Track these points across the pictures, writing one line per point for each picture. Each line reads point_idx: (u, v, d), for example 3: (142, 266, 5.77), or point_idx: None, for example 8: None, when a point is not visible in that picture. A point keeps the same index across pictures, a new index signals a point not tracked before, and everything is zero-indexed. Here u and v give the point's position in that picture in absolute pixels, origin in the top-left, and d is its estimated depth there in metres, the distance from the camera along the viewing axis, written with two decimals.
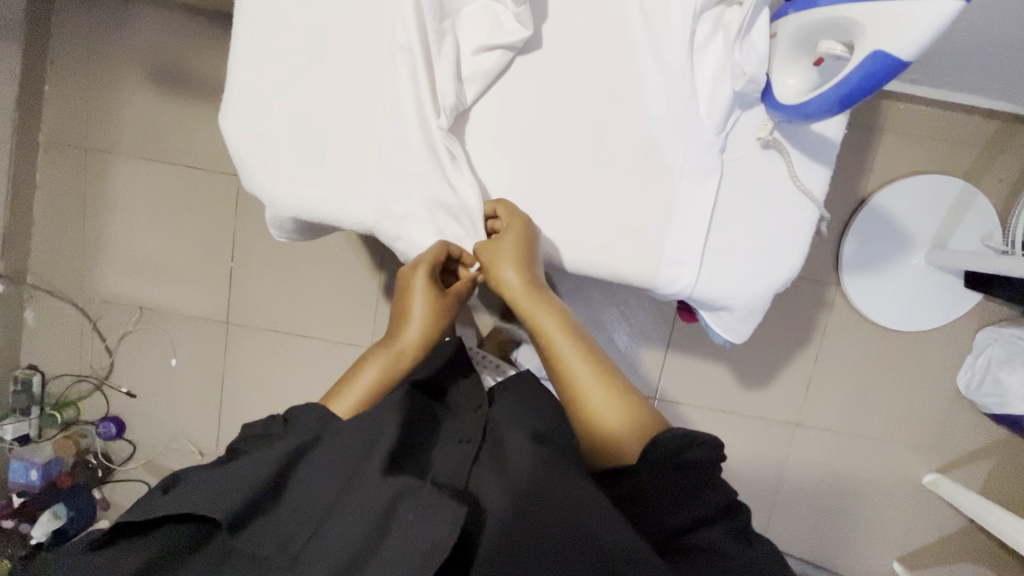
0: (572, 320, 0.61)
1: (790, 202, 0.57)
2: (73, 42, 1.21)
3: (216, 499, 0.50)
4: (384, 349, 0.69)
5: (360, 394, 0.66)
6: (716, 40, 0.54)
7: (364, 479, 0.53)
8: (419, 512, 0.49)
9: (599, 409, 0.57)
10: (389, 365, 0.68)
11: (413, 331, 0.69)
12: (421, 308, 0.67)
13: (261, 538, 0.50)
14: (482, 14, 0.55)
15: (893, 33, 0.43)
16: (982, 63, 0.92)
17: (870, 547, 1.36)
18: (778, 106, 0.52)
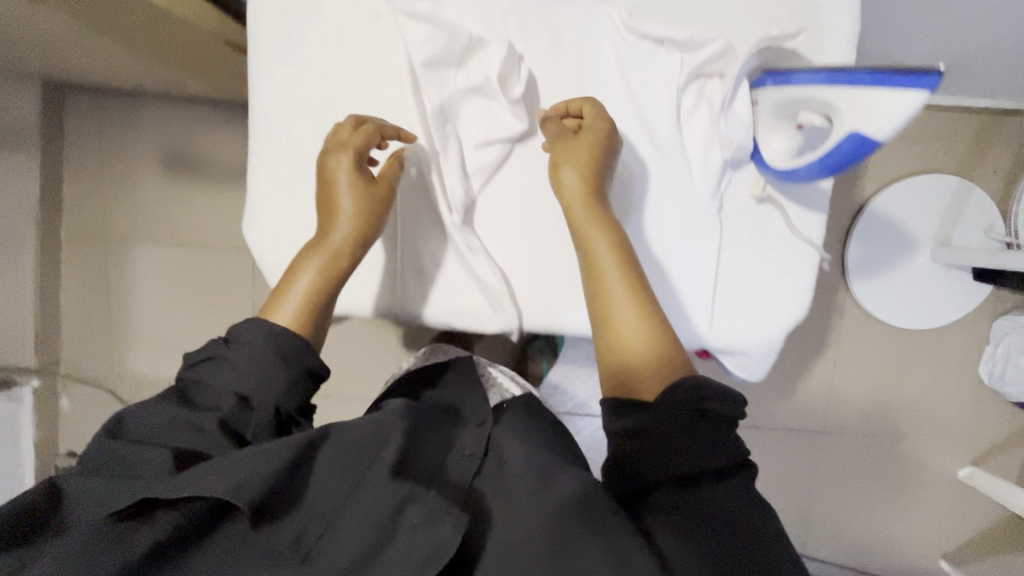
0: (627, 249, 0.54)
1: (791, 249, 0.59)
2: (86, 138, 1.25)
3: (239, 484, 0.43)
4: (313, 247, 0.57)
5: (301, 302, 0.56)
6: (701, 110, 0.56)
7: (371, 477, 0.48)
8: (427, 517, 0.45)
9: (626, 319, 0.51)
10: (325, 268, 0.57)
11: (342, 229, 0.57)
12: (347, 203, 0.56)
13: (280, 527, 0.44)
14: (480, 110, 0.59)
15: (869, 115, 0.46)
16: (968, 69, 0.94)
17: (914, 547, 1.33)
18: (767, 168, 0.54)
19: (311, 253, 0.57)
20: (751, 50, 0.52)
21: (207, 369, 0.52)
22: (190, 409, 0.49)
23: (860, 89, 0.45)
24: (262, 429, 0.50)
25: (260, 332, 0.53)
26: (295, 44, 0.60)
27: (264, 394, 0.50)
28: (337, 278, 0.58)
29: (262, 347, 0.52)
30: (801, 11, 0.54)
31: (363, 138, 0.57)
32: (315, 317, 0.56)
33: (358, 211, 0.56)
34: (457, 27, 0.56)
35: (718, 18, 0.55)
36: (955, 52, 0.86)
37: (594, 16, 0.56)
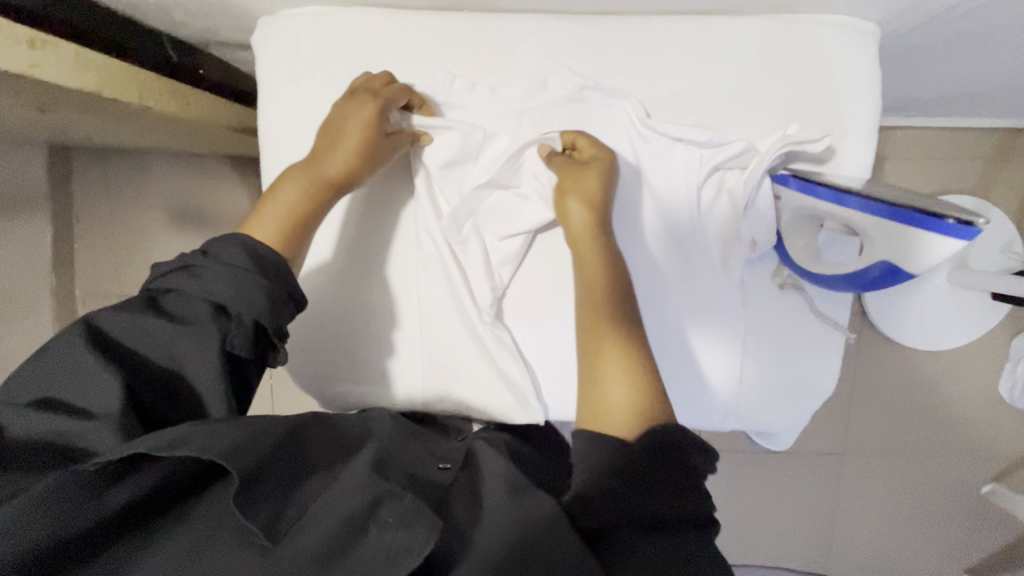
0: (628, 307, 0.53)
1: (816, 332, 0.59)
2: (93, 198, 1.24)
3: (229, 450, 0.39)
4: (299, 171, 0.54)
5: (281, 224, 0.52)
6: (721, 202, 0.57)
7: (348, 470, 0.44)
8: (404, 514, 0.41)
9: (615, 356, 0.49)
10: (309, 196, 0.53)
11: (338, 163, 0.54)
12: (351, 137, 0.53)
13: (259, 505, 0.39)
14: (503, 205, 0.60)
15: (901, 249, 0.49)
16: (983, 100, 0.91)
17: (937, 563, 1.33)
18: (795, 265, 0.55)
19: (298, 173, 0.54)
20: (775, 150, 0.52)
21: (181, 278, 0.48)
22: (170, 324, 0.47)
23: (891, 226, 0.48)
24: (241, 339, 0.47)
25: (242, 246, 0.48)
26: (303, 145, 0.59)
27: (244, 308, 0.47)
28: (317, 215, 0.54)
29: (242, 264, 0.48)
30: (819, 103, 0.55)
31: (393, 94, 0.54)
32: (294, 243, 0.53)
33: (357, 152, 0.54)
34: (486, 114, 0.57)
35: (735, 111, 0.55)
36: (971, 88, 0.83)
37: (609, 112, 0.56)
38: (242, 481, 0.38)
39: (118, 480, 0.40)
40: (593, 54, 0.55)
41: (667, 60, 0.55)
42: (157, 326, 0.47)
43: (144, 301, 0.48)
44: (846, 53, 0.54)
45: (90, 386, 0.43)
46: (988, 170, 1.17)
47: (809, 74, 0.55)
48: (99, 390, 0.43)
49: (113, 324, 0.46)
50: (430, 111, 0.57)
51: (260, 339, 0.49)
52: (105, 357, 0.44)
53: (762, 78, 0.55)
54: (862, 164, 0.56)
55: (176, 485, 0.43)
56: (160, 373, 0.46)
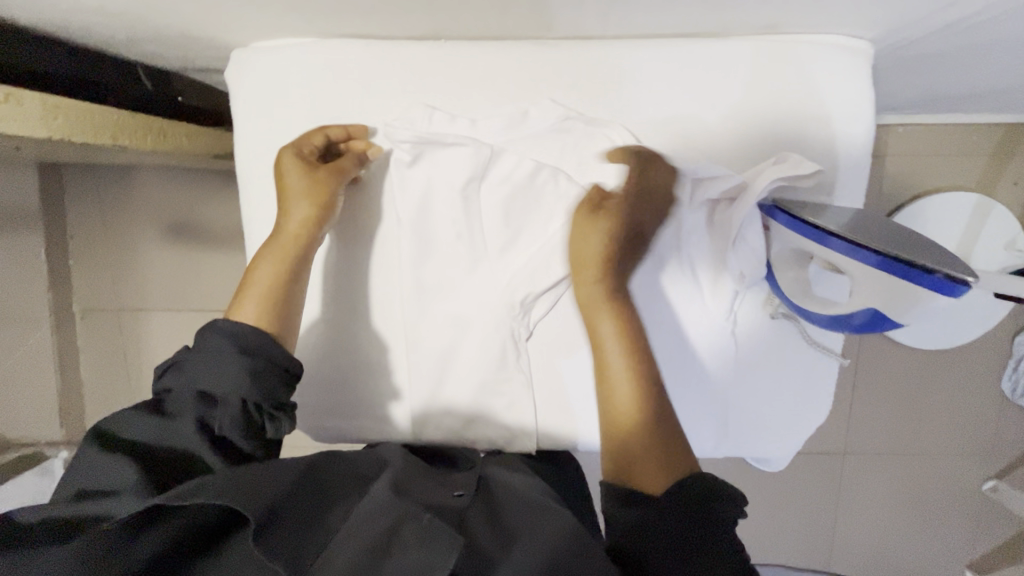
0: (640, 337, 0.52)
1: (808, 360, 0.58)
2: (86, 213, 1.22)
3: (241, 493, 0.39)
4: (268, 242, 0.55)
5: (267, 295, 0.53)
6: (711, 235, 0.55)
7: (364, 500, 0.43)
8: (424, 535, 0.39)
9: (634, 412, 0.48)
10: (283, 257, 0.54)
11: (294, 215, 0.54)
12: (294, 188, 0.54)
13: (281, 537, 0.38)
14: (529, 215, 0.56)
15: (888, 296, 0.45)
16: (990, 99, 0.87)
17: (938, 555, 1.33)
18: (785, 298, 0.53)
19: (268, 247, 0.55)
20: (768, 184, 0.49)
21: (173, 377, 0.49)
22: (169, 422, 0.47)
23: (869, 268, 0.45)
24: (230, 423, 0.46)
25: (215, 330, 0.49)
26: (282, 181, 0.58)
27: (226, 388, 0.47)
28: (300, 270, 0.55)
29: (224, 347, 0.48)
30: (808, 128, 0.53)
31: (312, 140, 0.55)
32: (281, 305, 0.53)
33: (303, 198, 0.54)
34: (481, 147, 0.54)
35: (722, 138, 0.54)
36: (977, 87, 0.79)
37: (594, 141, 0.54)
38: (257, 519, 0.38)
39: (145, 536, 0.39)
40: (573, 80, 0.53)
41: (650, 86, 0.53)
42: (153, 425, 0.47)
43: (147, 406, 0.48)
44: (835, 76, 0.52)
45: (107, 474, 0.44)
46: (994, 165, 1.13)
47: (797, 98, 0.53)
48: (113, 477, 0.43)
49: (121, 429, 0.47)
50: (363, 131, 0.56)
51: (258, 420, 0.48)
52: (113, 456, 0.44)
53: (749, 104, 0.53)
54: (853, 189, 0.55)
55: (206, 534, 0.40)
56: (166, 469, 0.45)
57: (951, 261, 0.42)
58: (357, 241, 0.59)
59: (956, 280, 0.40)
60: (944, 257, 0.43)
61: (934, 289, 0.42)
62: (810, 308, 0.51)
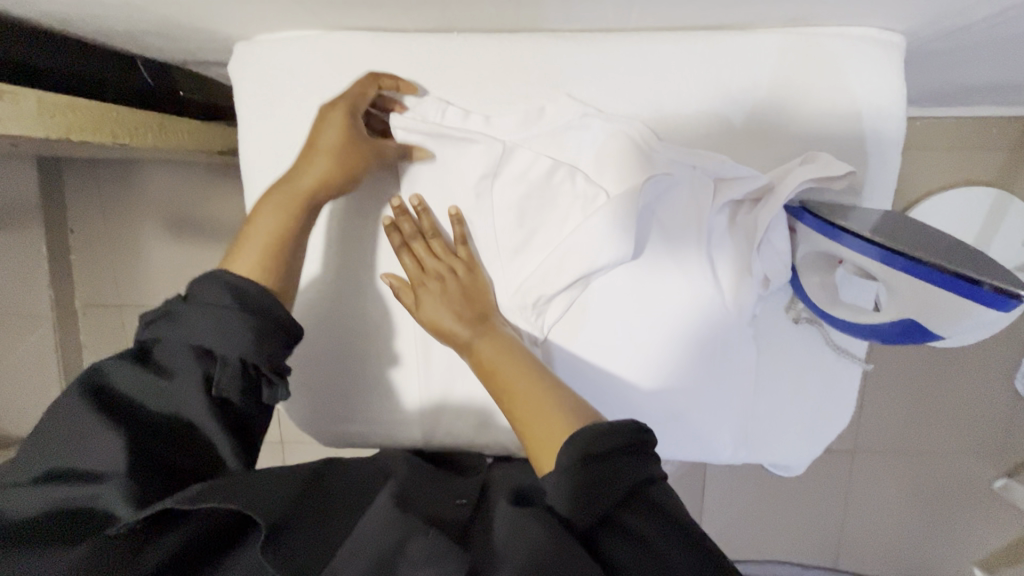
0: (512, 343, 0.50)
1: (829, 365, 0.56)
2: (87, 207, 1.19)
3: (255, 498, 0.39)
4: (279, 185, 0.51)
5: (266, 247, 0.49)
6: (736, 237, 0.52)
7: (370, 514, 0.43)
8: (430, 555, 0.38)
9: (531, 413, 0.43)
10: (295, 208, 0.50)
11: (318, 168, 0.50)
12: (330, 141, 0.49)
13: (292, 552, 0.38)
14: (548, 210, 0.53)
15: (927, 308, 0.42)
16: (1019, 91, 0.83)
17: (946, 551, 1.32)
18: (810, 303, 0.51)
19: (282, 187, 0.50)
20: (796, 184, 0.47)
21: (165, 326, 0.45)
22: (163, 377, 0.44)
23: (905, 277, 0.42)
24: (230, 383, 0.44)
25: (219, 284, 0.45)
26: None
27: (229, 347, 0.44)
28: (304, 226, 0.51)
29: (222, 301, 0.45)
30: (836, 126, 0.51)
31: (359, 90, 0.50)
32: (276, 261, 0.49)
33: (330, 154, 0.50)
34: (494, 142, 0.52)
35: (746, 138, 0.52)
36: (1008, 80, 0.75)
37: (612, 138, 0.51)
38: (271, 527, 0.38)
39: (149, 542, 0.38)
40: (591, 75, 0.51)
41: (672, 82, 0.51)
42: (148, 381, 0.44)
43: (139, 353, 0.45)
44: (867, 72, 0.50)
45: (92, 451, 0.40)
46: (1015, 160, 1.10)
47: (827, 96, 0.50)
48: (100, 456, 0.40)
49: (116, 374, 0.44)
50: (410, 90, 0.52)
51: (257, 380, 0.46)
52: (104, 416, 0.41)
53: (776, 102, 0.51)
54: (883, 191, 0.52)
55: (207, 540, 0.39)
56: (164, 431, 0.43)
57: (999, 274, 0.39)
58: (365, 241, 0.57)
59: (1006, 293, 0.38)
60: (988, 267, 0.41)
61: (981, 306, 0.39)
62: (838, 314, 0.49)
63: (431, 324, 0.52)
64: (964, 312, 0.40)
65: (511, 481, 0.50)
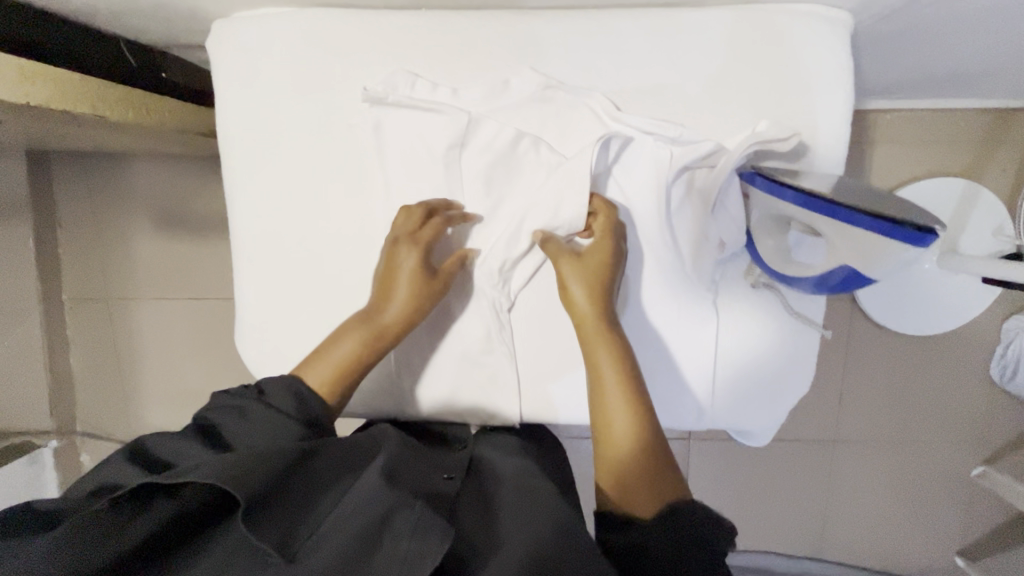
0: (630, 357, 0.53)
1: (791, 330, 0.58)
2: (75, 202, 1.18)
3: (237, 474, 0.38)
4: (357, 321, 0.55)
5: (335, 369, 0.54)
6: (691, 203, 0.55)
7: (359, 485, 0.43)
8: (416, 527, 0.39)
9: (626, 449, 0.49)
10: (369, 344, 0.55)
11: (394, 308, 0.55)
12: (405, 289, 0.55)
13: (270, 530, 0.38)
14: (520, 185, 0.56)
15: (860, 253, 0.46)
16: (990, 79, 0.85)
17: (929, 546, 1.26)
18: (764, 264, 0.54)
19: (357, 326, 0.55)
20: (744, 149, 0.51)
21: (229, 416, 0.48)
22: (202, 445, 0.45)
23: (840, 225, 0.46)
24: None
25: (295, 393, 0.50)
26: (263, 151, 0.57)
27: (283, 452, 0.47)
28: (375, 357, 0.56)
29: (289, 409, 0.50)
30: (788, 97, 0.53)
31: (433, 233, 0.55)
32: (348, 383, 0.54)
33: (405, 295, 0.55)
34: (460, 114, 0.54)
35: (704, 108, 0.53)
36: (978, 66, 0.77)
37: (574, 111, 0.54)
38: (245, 504, 0.37)
39: (135, 516, 0.39)
40: (552, 51, 0.53)
41: (632, 55, 0.53)
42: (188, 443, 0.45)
43: (197, 430, 0.47)
44: (815, 45, 0.52)
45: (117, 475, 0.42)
46: (984, 152, 1.11)
47: (779, 68, 0.52)
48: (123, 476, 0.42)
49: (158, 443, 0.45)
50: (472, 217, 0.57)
51: None
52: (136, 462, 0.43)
53: (732, 73, 0.53)
54: (829, 156, 0.54)
55: (192, 525, 0.40)
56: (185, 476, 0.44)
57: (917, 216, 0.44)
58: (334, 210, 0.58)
59: (928, 230, 0.42)
60: (907, 211, 0.45)
61: (905, 244, 0.44)
62: (787, 272, 0.52)
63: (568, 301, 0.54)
64: (892, 250, 0.44)
65: None
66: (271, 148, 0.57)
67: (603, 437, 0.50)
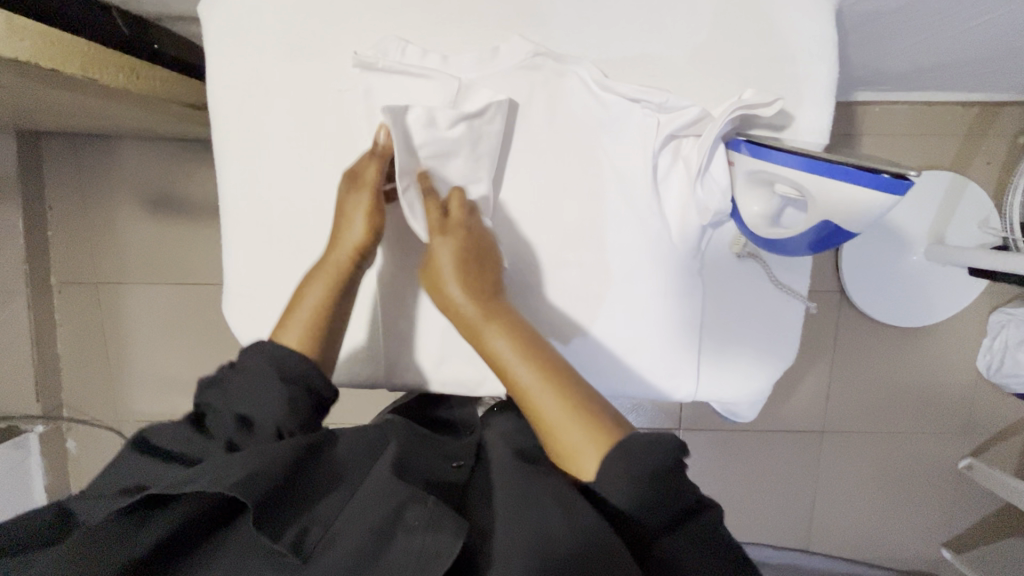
0: (519, 324, 0.50)
1: (778, 302, 0.58)
2: (65, 184, 1.17)
3: (243, 477, 0.38)
4: (316, 267, 0.54)
5: (307, 318, 0.52)
6: (677, 170, 0.56)
7: (370, 480, 0.43)
8: (429, 517, 0.39)
9: (552, 417, 0.44)
10: (332, 280, 0.54)
11: (354, 240, 0.54)
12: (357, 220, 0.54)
13: (286, 526, 0.39)
14: (512, 152, 0.57)
15: (843, 207, 0.46)
16: (977, 69, 0.85)
17: (914, 536, 1.25)
18: (748, 230, 0.55)
19: (317, 270, 0.54)
20: (728, 114, 0.51)
21: (209, 392, 0.47)
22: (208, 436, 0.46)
23: (822, 180, 0.46)
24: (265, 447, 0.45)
25: (255, 346, 0.49)
26: (255, 115, 0.58)
27: (263, 415, 0.45)
28: (346, 291, 0.54)
29: (258, 364, 0.47)
30: (773, 66, 0.53)
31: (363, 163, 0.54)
32: (324, 329, 0.53)
33: (369, 236, 0.54)
34: (449, 80, 0.54)
35: (690, 78, 0.54)
36: (963, 56, 0.77)
37: (562, 79, 0.55)
38: (257, 507, 0.38)
39: (145, 521, 0.38)
40: (540, 20, 0.54)
41: (619, 24, 0.53)
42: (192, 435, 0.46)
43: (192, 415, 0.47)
44: (800, 15, 0.52)
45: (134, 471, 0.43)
46: (969, 145, 1.12)
47: (763, 38, 0.53)
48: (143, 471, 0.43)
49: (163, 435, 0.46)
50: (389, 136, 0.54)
51: None
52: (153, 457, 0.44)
53: (718, 42, 0.53)
54: (815, 130, 0.54)
55: (205, 528, 0.40)
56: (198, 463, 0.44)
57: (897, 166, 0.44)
58: (325, 175, 0.58)
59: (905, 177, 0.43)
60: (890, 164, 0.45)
61: (885, 194, 0.44)
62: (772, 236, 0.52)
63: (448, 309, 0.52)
64: (875, 202, 0.44)
65: (511, 442, 0.51)
66: (261, 112, 0.57)
67: (537, 421, 0.45)
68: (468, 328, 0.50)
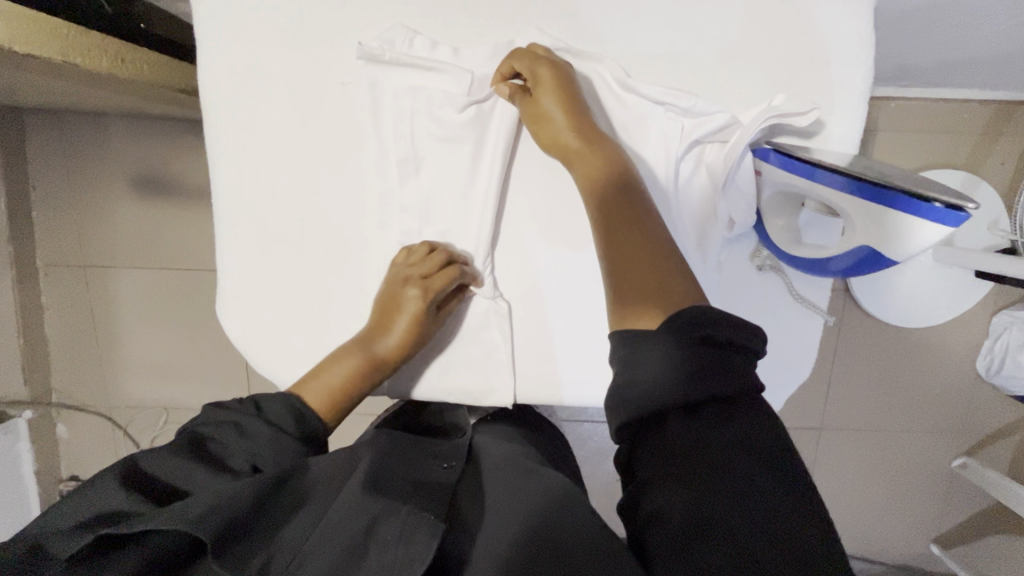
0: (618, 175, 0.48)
1: (794, 316, 0.56)
2: (50, 163, 1.12)
3: (203, 513, 0.36)
4: (357, 340, 0.55)
5: (332, 391, 0.53)
6: (700, 177, 0.53)
7: (343, 497, 0.41)
8: (403, 534, 0.38)
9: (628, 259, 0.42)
10: (361, 370, 0.54)
11: (390, 341, 0.55)
12: (402, 322, 0.54)
13: (248, 556, 0.36)
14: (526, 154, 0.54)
15: (882, 234, 0.44)
16: (1001, 68, 0.82)
17: (905, 531, 1.26)
18: (773, 245, 0.53)
19: (354, 350, 0.54)
20: (759, 122, 0.48)
21: (225, 430, 0.47)
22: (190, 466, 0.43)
23: (856, 202, 0.45)
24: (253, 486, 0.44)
25: (290, 407, 0.50)
26: (252, 105, 0.54)
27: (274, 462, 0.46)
28: (371, 381, 0.55)
29: (288, 426, 0.49)
30: (807, 68, 0.50)
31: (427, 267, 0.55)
32: (341, 408, 0.54)
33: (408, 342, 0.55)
34: (462, 72, 0.51)
35: (718, 79, 0.51)
36: (991, 55, 0.73)
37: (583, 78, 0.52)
38: (216, 543, 0.35)
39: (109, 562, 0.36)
40: (559, 11, 0.50)
41: (644, 18, 0.50)
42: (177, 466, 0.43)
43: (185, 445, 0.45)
44: (838, 12, 0.48)
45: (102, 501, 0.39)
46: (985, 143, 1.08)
47: (798, 36, 0.49)
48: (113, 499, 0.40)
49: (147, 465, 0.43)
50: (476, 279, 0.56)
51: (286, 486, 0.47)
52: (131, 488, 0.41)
53: (749, 40, 0.50)
54: (847, 137, 0.51)
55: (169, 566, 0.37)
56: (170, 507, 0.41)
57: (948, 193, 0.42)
58: (326, 171, 0.55)
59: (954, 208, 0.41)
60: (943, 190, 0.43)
61: (932, 223, 0.42)
62: (801, 255, 0.51)
63: (545, 142, 0.51)
64: (920, 233, 0.43)
65: (502, 455, 0.50)
66: (259, 101, 0.54)
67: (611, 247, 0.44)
68: (563, 154, 0.50)
